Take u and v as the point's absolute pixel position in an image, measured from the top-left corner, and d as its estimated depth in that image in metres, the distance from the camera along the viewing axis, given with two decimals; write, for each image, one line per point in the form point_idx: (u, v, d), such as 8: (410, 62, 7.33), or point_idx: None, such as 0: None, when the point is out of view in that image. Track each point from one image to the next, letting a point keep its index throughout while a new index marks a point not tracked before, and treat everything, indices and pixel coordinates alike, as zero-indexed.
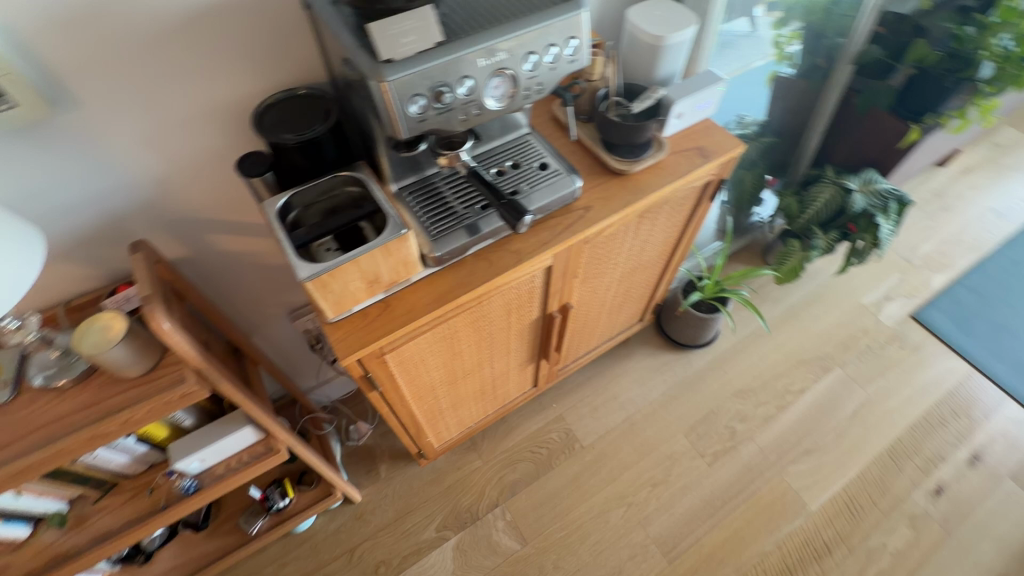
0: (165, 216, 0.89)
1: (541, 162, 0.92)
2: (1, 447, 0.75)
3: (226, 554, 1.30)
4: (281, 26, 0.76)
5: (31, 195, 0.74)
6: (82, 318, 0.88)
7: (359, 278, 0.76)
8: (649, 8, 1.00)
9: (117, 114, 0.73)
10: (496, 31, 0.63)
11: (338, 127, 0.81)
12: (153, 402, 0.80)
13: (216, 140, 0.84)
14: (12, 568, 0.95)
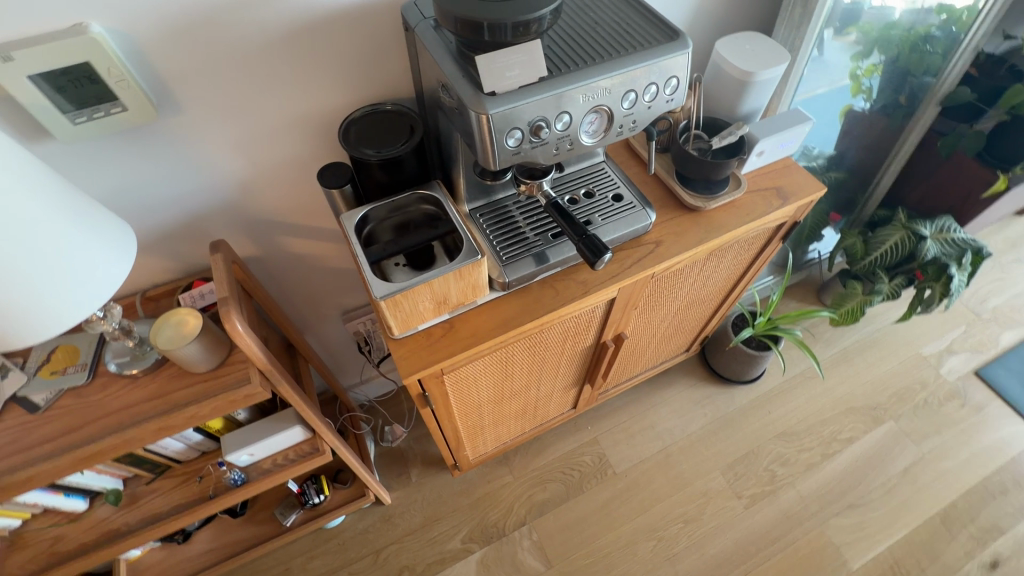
0: (243, 217, 0.91)
1: (615, 193, 0.90)
2: (78, 429, 0.79)
3: (259, 543, 1.33)
4: (375, 44, 0.77)
5: (126, 191, 0.77)
6: (156, 309, 0.91)
7: (429, 299, 0.76)
8: (738, 42, 0.97)
9: (214, 120, 0.75)
10: (599, 68, 0.61)
11: (421, 145, 0.81)
12: (218, 400, 0.81)
13: (300, 149, 0.85)
14: (69, 538, 1.00)
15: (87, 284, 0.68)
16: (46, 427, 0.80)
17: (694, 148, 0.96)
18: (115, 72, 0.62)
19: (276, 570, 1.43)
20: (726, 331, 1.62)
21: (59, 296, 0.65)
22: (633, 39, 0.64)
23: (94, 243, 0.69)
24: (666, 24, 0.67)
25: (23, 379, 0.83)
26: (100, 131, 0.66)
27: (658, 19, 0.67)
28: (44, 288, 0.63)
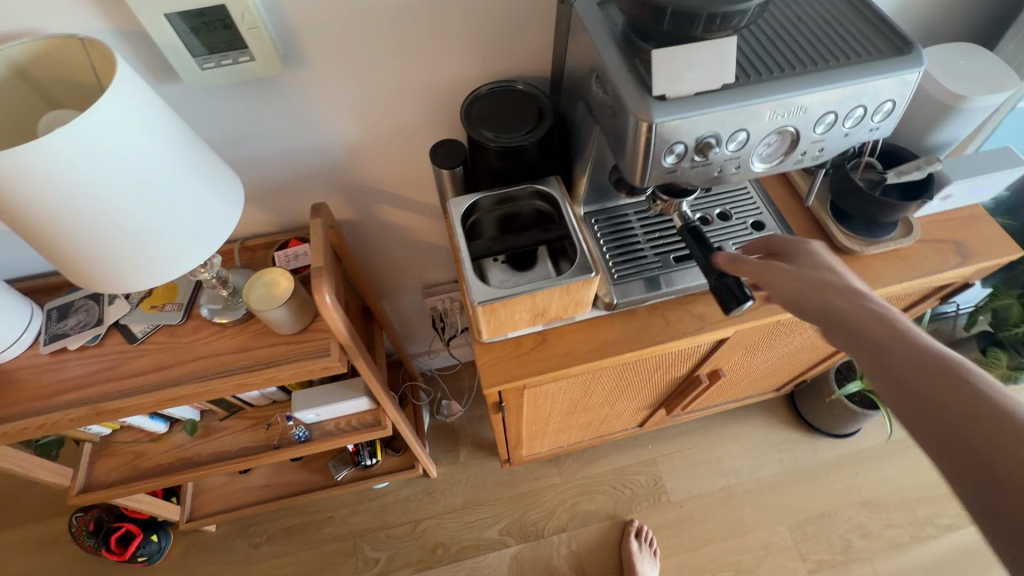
0: (346, 181, 0.87)
1: (755, 220, 0.78)
2: (168, 367, 0.81)
3: (310, 489, 1.38)
4: (518, 15, 0.68)
5: (241, 141, 0.74)
6: (251, 259, 0.91)
7: (527, 309, 0.69)
8: (949, 54, 0.77)
9: (335, 80, 0.70)
10: (798, 80, 0.49)
11: (547, 135, 0.72)
12: (297, 366, 0.80)
13: (415, 120, 0.79)
14: (147, 456, 1.06)
15: (193, 238, 0.66)
16: (140, 360, 0.82)
17: (862, 178, 0.78)
18: (248, 19, 0.57)
19: (321, 516, 1.49)
20: (827, 383, 1.43)
21: (162, 245, 0.63)
22: (848, 46, 0.51)
23: (206, 196, 0.66)
24: (893, 29, 0.52)
25: (126, 309, 0.85)
26: (225, 79, 0.63)
27: (883, 23, 0.52)
28: (151, 234, 0.62)
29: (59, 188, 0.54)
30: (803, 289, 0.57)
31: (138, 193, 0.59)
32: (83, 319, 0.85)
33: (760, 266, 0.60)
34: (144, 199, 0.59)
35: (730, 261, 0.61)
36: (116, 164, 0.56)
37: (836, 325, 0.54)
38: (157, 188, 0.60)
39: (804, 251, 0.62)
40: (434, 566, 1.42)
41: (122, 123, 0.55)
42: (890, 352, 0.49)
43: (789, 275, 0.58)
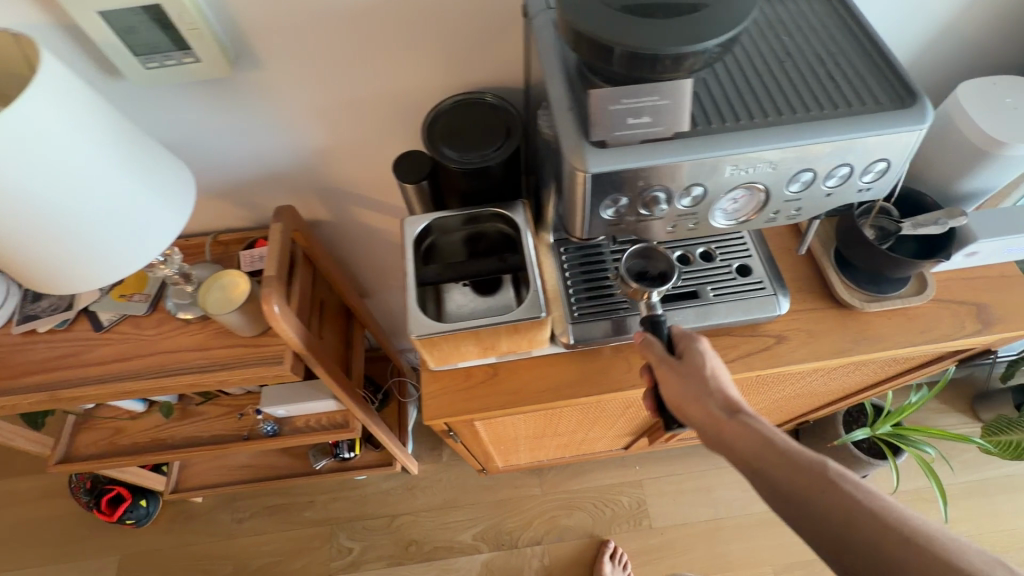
0: (318, 182, 0.84)
1: (740, 264, 0.70)
2: (128, 359, 0.81)
3: (289, 475, 1.39)
4: (489, 22, 0.62)
5: (203, 138, 0.72)
6: (222, 254, 0.89)
7: (473, 344, 0.65)
8: (994, 90, 0.67)
9: (294, 82, 0.66)
10: (768, 130, 0.42)
11: (514, 155, 0.67)
12: (249, 371, 0.79)
13: (384, 127, 0.75)
14: (125, 433, 1.08)
15: (128, 243, 0.62)
16: (102, 349, 0.82)
17: (871, 228, 0.70)
18: (186, 19, 0.54)
19: (301, 499, 1.51)
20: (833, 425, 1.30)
21: (103, 248, 0.61)
22: (836, 93, 0.43)
23: (146, 199, 0.63)
24: (897, 75, 0.44)
25: (96, 295, 0.86)
26: (170, 78, 0.60)
27: (885, 65, 0.44)
28: (81, 235, 0.59)
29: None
30: (701, 408, 0.55)
31: (67, 195, 0.55)
32: (54, 302, 0.85)
33: (668, 369, 0.57)
34: (76, 200, 0.56)
35: (647, 341, 0.60)
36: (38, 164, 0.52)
37: (744, 457, 0.53)
38: (88, 188, 0.57)
39: (691, 353, 0.57)
40: (405, 562, 1.42)
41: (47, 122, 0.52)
42: (799, 495, 0.49)
43: (686, 388, 0.56)
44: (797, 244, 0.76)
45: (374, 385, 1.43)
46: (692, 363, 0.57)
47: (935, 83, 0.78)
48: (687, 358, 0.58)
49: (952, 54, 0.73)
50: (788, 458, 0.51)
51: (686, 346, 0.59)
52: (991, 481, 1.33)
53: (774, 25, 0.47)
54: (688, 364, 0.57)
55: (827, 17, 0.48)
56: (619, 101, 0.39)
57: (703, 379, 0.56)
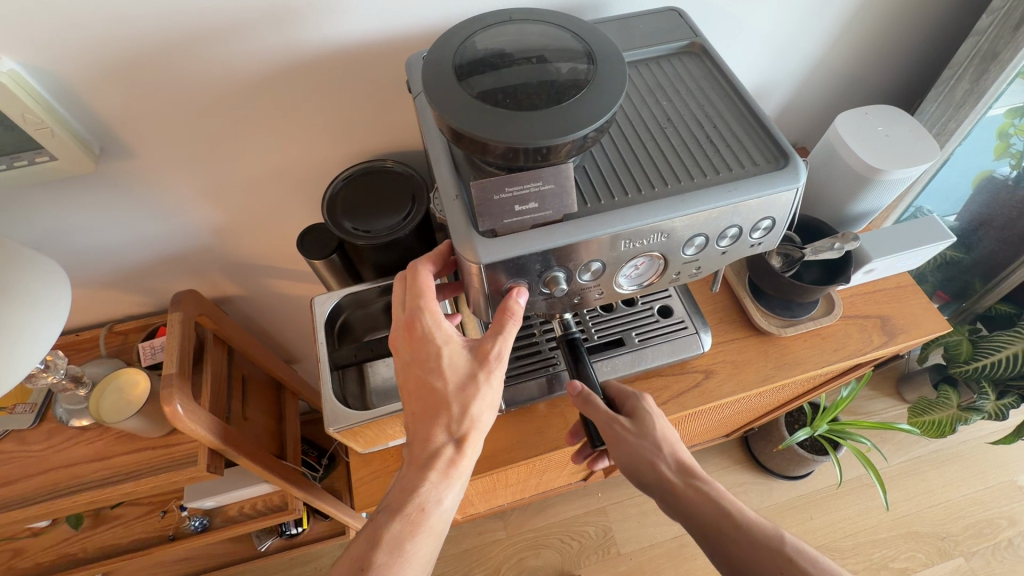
0: (222, 259, 0.79)
1: (662, 306, 0.71)
2: (11, 483, 0.71)
3: (231, 563, 1.27)
4: (380, 94, 0.61)
5: (80, 230, 0.66)
6: (121, 345, 0.82)
7: (399, 425, 0.62)
8: (867, 119, 0.71)
9: (176, 167, 0.62)
10: (657, 202, 0.42)
11: (423, 222, 0.64)
12: (157, 478, 0.71)
13: (285, 200, 0.71)
14: (26, 554, 0.95)
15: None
16: None
17: (777, 256, 0.72)
18: (32, 120, 0.49)
19: None
20: (777, 428, 1.30)
21: None
22: (715, 158, 0.44)
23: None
24: (770, 135, 0.46)
25: None
26: (23, 180, 0.54)
27: (758, 127, 0.46)
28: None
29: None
30: (657, 471, 0.57)
31: None
32: None
33: (621, 433, 0.56)
34: None
35: (585, 396, 0.56)
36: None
37: (701, 524, 0.55)
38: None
39: (641, 414, 0.58)
40: None
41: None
42: (754, 558, 0.51)
43: (640, 453, 0.56)
44: (711, 282, 0.78)
45: (316, 448, 1.28)
46: (641, 424, 0.57)
47: (817, 111, 0.83)
48: (636, 419, 0.58)
49: (826, 87, 0.79)
50: (748, 530, 0.53)
51: (633, 407, 0.59)
52: (923, 459, 1.41)
53: (653, 91, 0.49)
54: (639, 425, 0.57)
55: (702, 79, 0.50)
56: (503, 190, 0.38)
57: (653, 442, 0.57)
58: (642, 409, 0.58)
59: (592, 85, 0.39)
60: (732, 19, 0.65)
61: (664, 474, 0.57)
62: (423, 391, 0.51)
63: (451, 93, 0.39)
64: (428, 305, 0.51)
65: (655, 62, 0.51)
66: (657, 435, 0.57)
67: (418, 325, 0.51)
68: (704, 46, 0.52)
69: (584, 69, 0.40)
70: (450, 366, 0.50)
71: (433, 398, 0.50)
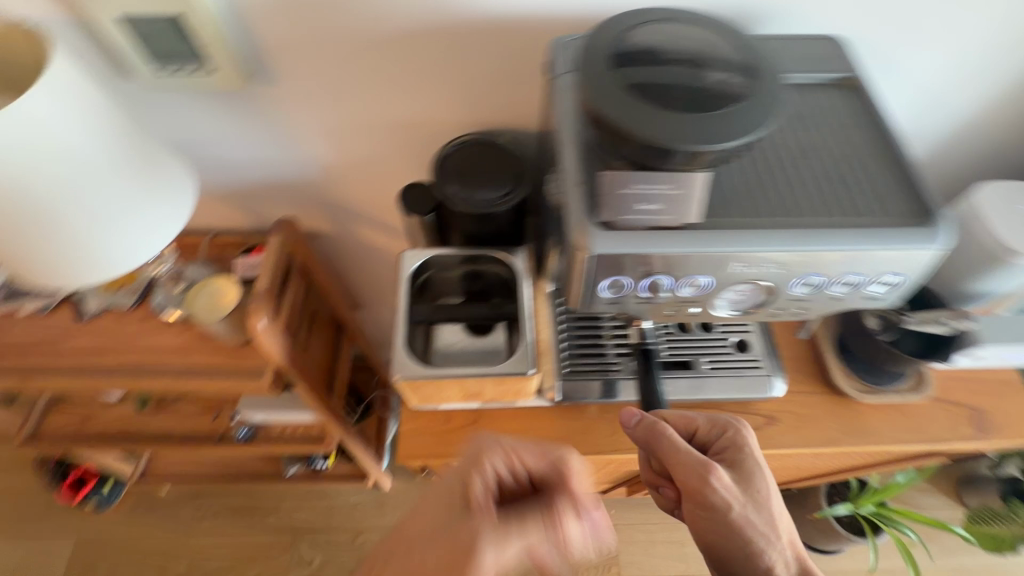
0: (320, 195, 0.83)
1: (740, 340, 0.69)
2: (104, 354, 0.80)
3: (259, 478, 1.36)
4: (511, 67, 0.61)
5: (211, 141, 0.72)
6: (217, 254, 0.88)
7: (455, 390, 0.64)
8: (1013, 195, 0.65)
9: (308, 102, 0.66)
10: (781, 231, 0.41)
11: (522, 204, 0.65)
12: (223, 381, 0.77)
13: (394, 155, 0.75)
14: (95, 420, 1.05)
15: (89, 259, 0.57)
16: (81, 339, 0.81)
17: (875, 317, 0.67)
18: (207, 32, 0.54)
19: (268, 503, 1.48)
20: (814, 496, 1.23)
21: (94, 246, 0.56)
22: (851, 200, 0.43)
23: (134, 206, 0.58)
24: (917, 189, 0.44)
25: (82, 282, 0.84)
26: (183, 86, 0.60)
27: (907, 178, 0.44)
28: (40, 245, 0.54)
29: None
30: (737, 522, 0.55)
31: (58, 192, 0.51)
32: None
33: (716, 477, 0.54)
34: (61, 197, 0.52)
35: (659, 432, 0.55)
36: (27, 155, 0.48)
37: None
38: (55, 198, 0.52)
39: (738, 454, 0.56)
40: None
41: (48, 110, 0.48)
42: None
43: (728, 503, 0.54)
44: (796, 328, 0.74)
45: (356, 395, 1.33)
46: (747, 486, 0.55)
47: (956, 174, 0.76)
48: (734, 465, 0.56)
49: (974, 150, 0.72)
50: None
51: (733, 445, 0.57)
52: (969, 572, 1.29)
53: (798, 118, 0.47)
54: (735, 468, 0.56)
55: (852, 115, 0.48)
56: (629, 185, 0.39)
57: (743, 495, 0.55)
58: (741, 452, 0.56)
59: (746, 99, 0.38)
60: (891, 59, 0.61)
61: (746, 523, 0.55)
62: (430, 505, 0.51)
63: (602, 80, 0.39)
64: (504, 461, 0.53)
65: (805, 89, 0.49)
66: (749, 485, 0.55)
67: (484, 467, 0.52)
68: (862, 81, 0.49)
69: (739, 83, 0.39)
70: (455, 507, 0.50)
71: (420, 539, 0.49)
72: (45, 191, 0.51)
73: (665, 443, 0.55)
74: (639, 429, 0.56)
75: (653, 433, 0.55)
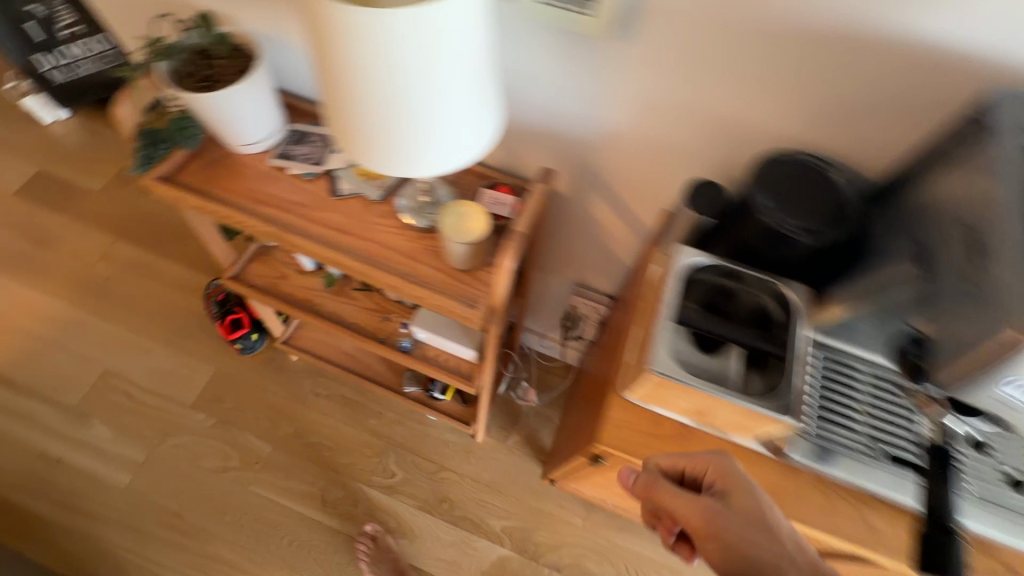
0: (586, 161, 0.84)
1: (1010, 473, 0.63)
2: (347, 235, 0.86)
3: (380, 384, 1.46)
4: (877, 101, 0.61)
5: (531, 79, 0.76)
6: (460, 178, 0.91)
7: (690, 402, 0.62)
8: None
9: (649, 71, 0.68)
10: None
11: (829, 241, 0.60)
12: (443, 300, 0.80)
13: (694, 151, 0.74)
14: (287, 283, 1.16)
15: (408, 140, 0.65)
16: (330, 214, 0.88)
17: None
18: None
19: (373, 407, 1.59)
20: None
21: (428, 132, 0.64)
22: None
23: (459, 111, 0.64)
24: None
25: (343, 164, 0.91)
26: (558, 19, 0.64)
27: None
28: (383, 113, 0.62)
29: (348, 32, 0.55)
30: (743, 546, 0.56)
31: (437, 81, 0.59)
32: (310, 153, 0.91)
33: (703, 504, 0.59)
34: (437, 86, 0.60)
35: (650, 482, 0.62)
36: (427, 51, 0.56)
37: None
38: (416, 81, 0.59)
39: (725, 481, 0.59)
40: (434, 514, 1.47)
41: (454, 18, 0.55)
42: None
43: (724, 526, 0.57)
44: None
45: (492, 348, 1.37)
46: (742, 510, 0.58)
47: None
48: (724, 494, 0.59)
49: None
50: None
51: (718, 475, 0.60)
52: None
53: None
54: (725, 494, 0.59)
55: None
56: None
57: (738, 518, 0.57)
58: (725, 480, 0.60)
59: None
60: None
61: (754, 548, 0.55)
62: None
63: None
64: None
65: None
66: (744, 510, 0.58)
67: None
68: None
69: None
70: None
71: None
72: (417, 81, 0.59)
73: (655, 487, 0.61)
74: (635, 482, 0.64)
75: (647, 484, 0.62)
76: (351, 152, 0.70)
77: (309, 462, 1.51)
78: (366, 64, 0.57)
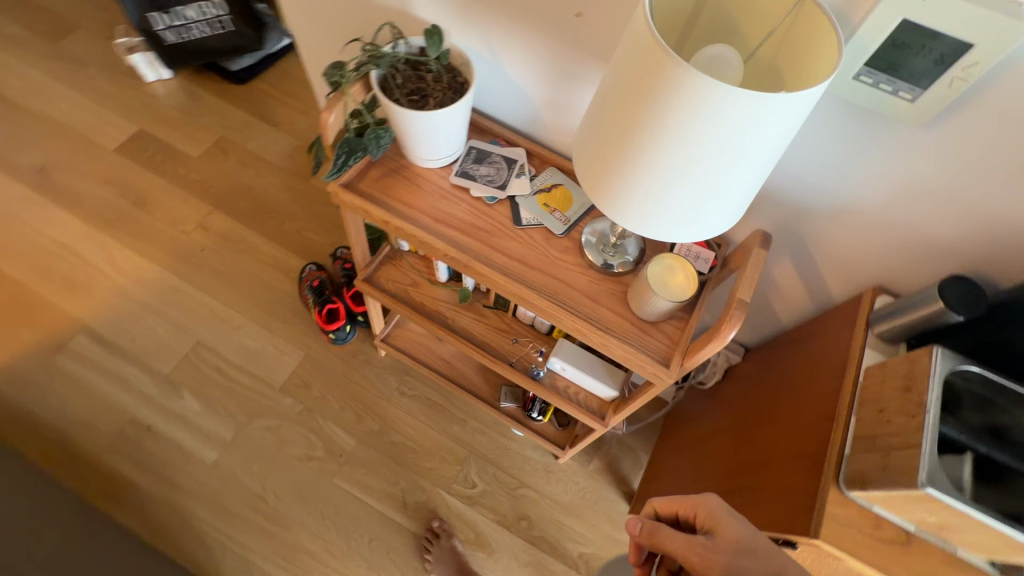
0: (797, 223, 0.85)
1: None
2: (528, 268, 0.83)
3: (475, 394, 1.44)
4: None
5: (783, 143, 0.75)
6: None
7: (933, 514, 0.59)
8: None
9: (935, 159, 0.65)
10: None
11: None
12: (632, 353, 0.77)
13: (953, 243, 0.72)
14: (419, 291, 1.13)
15: (657, 205, 0.58)
16: (512, 242, 0.85)
17: None
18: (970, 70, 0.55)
19: (457, 413, 1.58)
20: None
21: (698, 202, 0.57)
22: None
23: (725, 198, 0.56)
24: None
25: (526, 191, 0.88)
26: (866, 97, 0.63)
27: None
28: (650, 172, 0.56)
29: (684, 97, 0.49)
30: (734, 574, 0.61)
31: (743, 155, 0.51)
32: (491, 175, 0.88)
33: (697, 543, 0.64)
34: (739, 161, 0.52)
35: (650, 528, 0.68)
36: (755, 123, 0.49)
37: None
38: (705, 155, 0.52)
39: (714, 518, 0.66)
40: (512, 531, 1.46)
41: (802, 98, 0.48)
42: None
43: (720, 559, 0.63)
44: None
45: None
46: (729, 543, 0.64)
47: None
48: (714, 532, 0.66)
49: None
50: None
51: (707, 514, 0.67)
52: None
53: None
54: (717, 533, 0.65)
55: None
56: None
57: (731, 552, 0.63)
58: (712, 517, 0.66)
59: None
60: None
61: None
62: None
63: None
64: None
65: None
66: (733, 545, 0.63)
67: None
68: None
69: None
70: None
71: None
72: (723, 150, 0.51)
73: (657, 532, 0.68)
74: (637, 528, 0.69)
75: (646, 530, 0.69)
76: (591, 189, 0.63)
77: (392, 461, 1.50)
78: (668, 122, 0.51)
